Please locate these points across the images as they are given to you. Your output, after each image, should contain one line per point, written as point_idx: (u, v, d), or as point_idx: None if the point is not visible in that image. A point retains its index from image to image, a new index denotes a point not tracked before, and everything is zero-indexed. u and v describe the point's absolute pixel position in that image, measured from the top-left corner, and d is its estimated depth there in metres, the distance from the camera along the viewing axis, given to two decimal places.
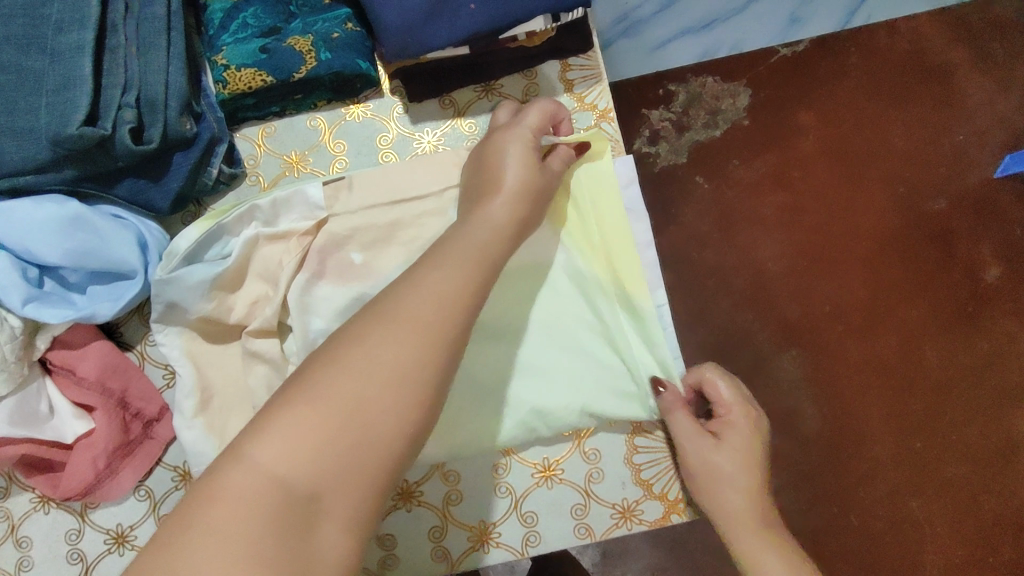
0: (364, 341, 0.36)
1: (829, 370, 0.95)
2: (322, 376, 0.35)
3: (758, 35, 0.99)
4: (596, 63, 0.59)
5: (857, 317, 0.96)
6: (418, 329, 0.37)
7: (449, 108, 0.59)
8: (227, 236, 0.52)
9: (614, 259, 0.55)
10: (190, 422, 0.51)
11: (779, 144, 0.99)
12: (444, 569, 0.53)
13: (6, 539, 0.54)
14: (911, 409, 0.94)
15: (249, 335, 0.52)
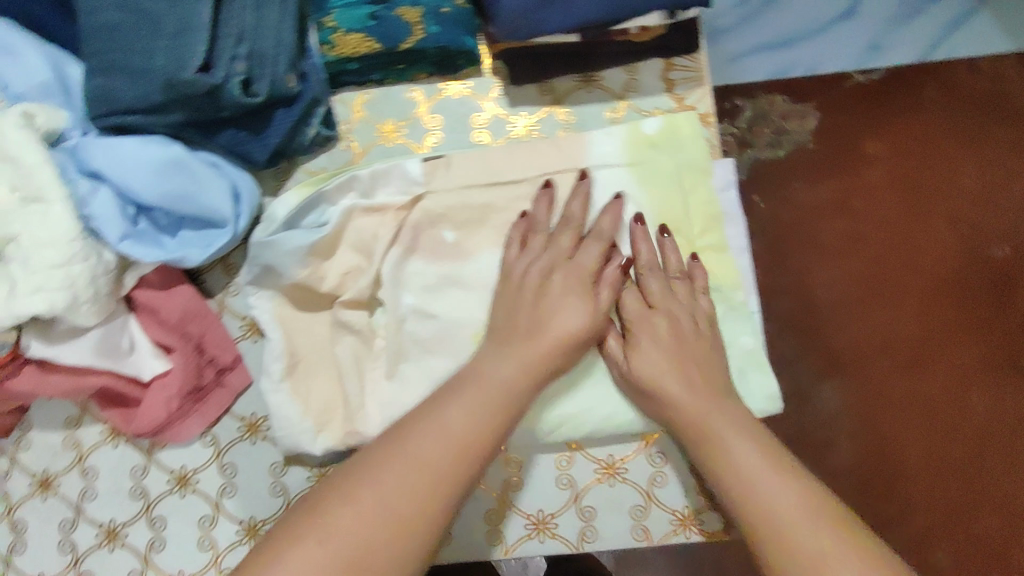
0: (388, 463, 0.41)
1: (871, 407, 0.87)
2: (364, 474, 0.41)
3: (833, 58, 0.89)
4: (701, 65, 0.57)
5: (906, 355, 0.87)
6: (449, 436, 0.43)
7: (547, 94, 0.58)
8: (324, 205, 0.53)
9: (714, 261, 0.55)
10: (278, 384, 0.52)
11: (845, 172, 0.90)
12: (497, 553, 0.54)
13: (73, 468, 0.55)
14: (952, 458, 0.86)
15: (341, 305, 0.53)
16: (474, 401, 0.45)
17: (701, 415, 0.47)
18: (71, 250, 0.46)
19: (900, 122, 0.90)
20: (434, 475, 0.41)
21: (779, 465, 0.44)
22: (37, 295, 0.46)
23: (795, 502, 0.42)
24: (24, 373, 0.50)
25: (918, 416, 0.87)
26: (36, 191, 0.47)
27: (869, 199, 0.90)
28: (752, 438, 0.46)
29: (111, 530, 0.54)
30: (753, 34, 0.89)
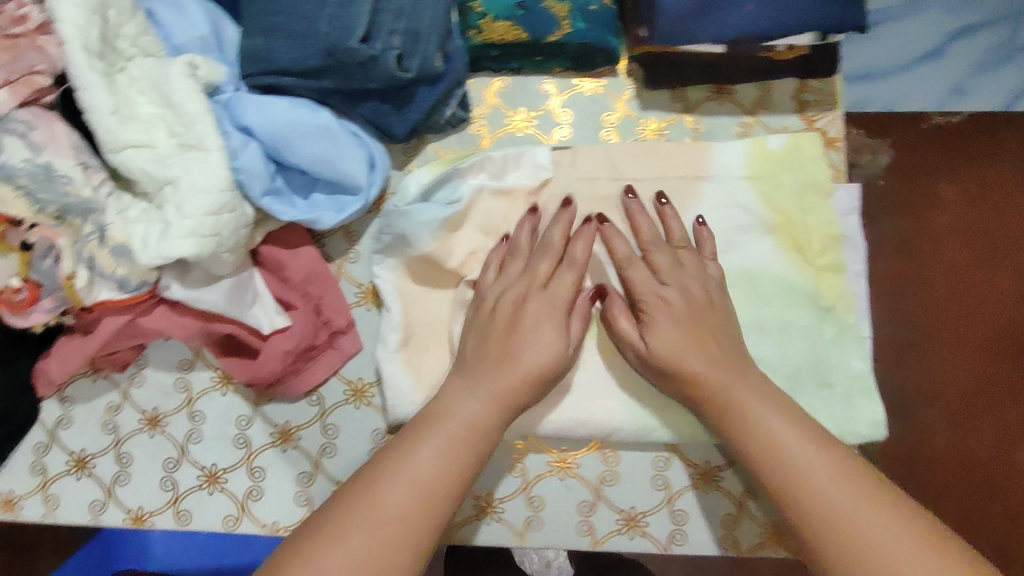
0: (424, 435, 0.44)
1: (919, 451, 0.72)
2: (394, 465, 0.42)
3: (922, 92, 0.72)
4: (835, 90, 0.58)
5: (988, 430, 0.72)
6: (461, 426, 0.44)
7: (679, 103, 0.58)
8: (456, 182, 0.54)
9: (827, 282, 0.55)
10: (393, 354, 0.54)
11: (916, 210, 0.73)
12: (586, 544, 0.54)
13: (181, 410, 0.57)
14: (996, 512, 0.73)
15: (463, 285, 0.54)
16: (492, 390, 0.46)
17: (726, 386, 0.47)
18: (222, 199, 0.48)
19: (960, 163, 0.74)
20: (452, 471, 0.42)
21: (817, 442, 0.43)
22: (188, 238, 0.47)
23: (838, 473, 0.41)
24: (157, 312, 0.52)
25: (954, 467, 0.72)
26: (194, 139, 0.48)
27: (935, 242, 0.73)
28: (786, 413, 0.45)
29: (212, 474, 0.56)
30: (876, 46, 0.72)
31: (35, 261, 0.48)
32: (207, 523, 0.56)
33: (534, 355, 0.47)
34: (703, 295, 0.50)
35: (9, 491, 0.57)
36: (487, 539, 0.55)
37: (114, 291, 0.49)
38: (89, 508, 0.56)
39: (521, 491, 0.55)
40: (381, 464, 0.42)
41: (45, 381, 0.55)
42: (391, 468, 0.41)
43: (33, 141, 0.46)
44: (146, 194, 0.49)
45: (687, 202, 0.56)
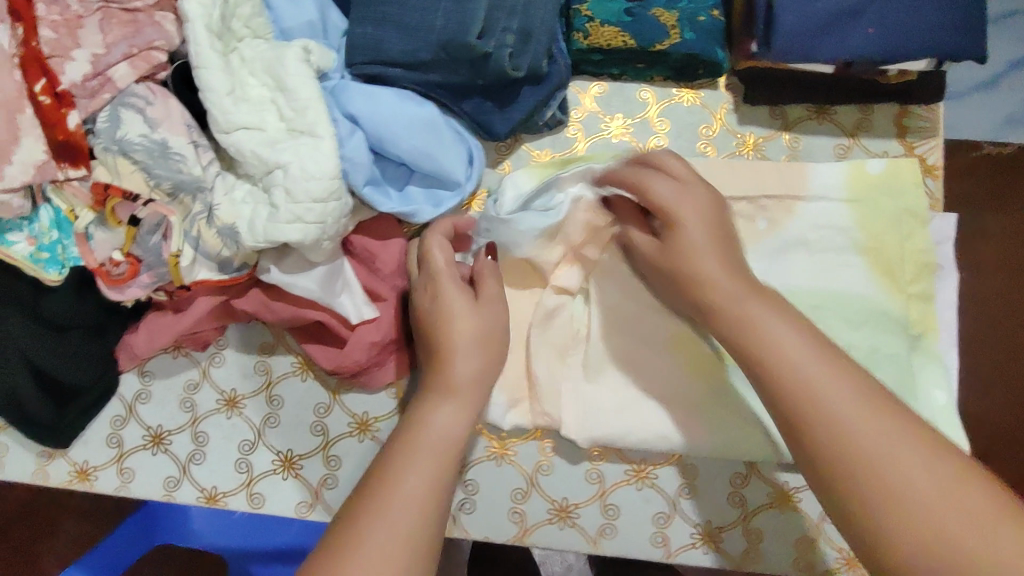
0: (401, 470, 0.39)
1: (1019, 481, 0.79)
2: (364, 523, 0.37)
3: (971, 124, 0.79)
4: (937, 117, 0.57)
5: None
6: (441, 448, 0.41)
7: (778, 119, 0.58)
8: (555, 190, 0.53)
9: (920, 309, 0.55)
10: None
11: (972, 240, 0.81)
12: (659, 555, 0.55)
13: (260, 392, 0.57)
14: None
15: (552, 288, 0.54)
16: (463, 405, 0.44)
17: (738, 298, 0.42)
18: (331, 186, 0.47)
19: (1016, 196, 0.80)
20: (439, 494, 0.39)
21: (843, 366, 0.37)
22: (295, 223, 0.47)
23: (826, 369, 0.37)
24: (250, 295, 0.52)
25: None
26: (305, 126, 0.48)
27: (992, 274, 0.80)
28: (791, 321, 0.40)
29: (288, 459, 0.56)
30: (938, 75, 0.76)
31: (140, 236, 0.48)
32: (280, 507, 0.56)
33: (472, 368, 0.45)
34: (721, 226, 0.45)
35: (85, 462, 0.57)
36: (560, 543, 0.55)
37: (212, 272, 0.49)
38: (163, 484, 0.57)
39: (597, 498, 0.55)
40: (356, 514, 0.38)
41: (128, 354, 0.55)
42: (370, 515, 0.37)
43: (150, 117, 0.46)
44: (252, 176, 0.49)
45: (782, 220, 0.56)
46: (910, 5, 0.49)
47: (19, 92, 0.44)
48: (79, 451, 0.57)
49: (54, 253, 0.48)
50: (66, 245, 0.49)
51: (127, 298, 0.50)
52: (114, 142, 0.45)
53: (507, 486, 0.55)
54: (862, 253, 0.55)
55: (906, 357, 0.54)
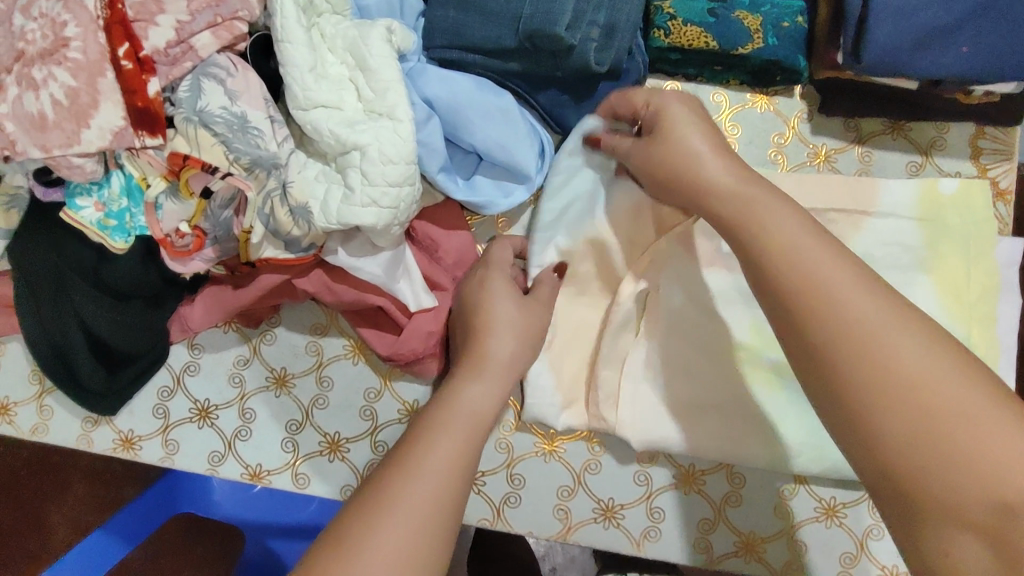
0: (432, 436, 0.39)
1: None
2: (396, 480, 0.36)
3: None
4: (1013, 140, 0.57)
5: None
6: (473, 414, 0.42)
7: (853, 132, 0.57)
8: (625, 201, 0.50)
9: (983, 334, 0.55)
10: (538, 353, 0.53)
11: None
12: (701, 561, 0.54)
13: (310, 373, 0.56)
14: None
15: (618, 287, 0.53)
16: (493, 381, 0.45)
17: (777, 224, 0.37)
18: (407, 171, 0.47)
19: None
20: (471, 454, 0.40)
21: (862, 279, 0.34)
22: (369, 206, 0.47)
23: (878, 308, 0.33)
24: (312, 276, 0.51)
25: None
26: (384, 109, 0.47)
27: None
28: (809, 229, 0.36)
29: (334, 442, 0.55)
30: None
31: (211, 209, 0.47)
32: (324, 489, 0.55)
33: (506, 347, 0.47)
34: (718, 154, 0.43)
35: (131, 430, 0.57)
36: (603, 543, 0.54)
37: (279, 250, 0.49)
38: (207, 458, 0.56)
39: (643, 501, 0.54)
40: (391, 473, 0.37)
41: (181, 325, 0.55)
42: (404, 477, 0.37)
43: (230, 89, 0.45)
44: (326, 155, 0.48)
45: (849, 234, 0.55)
46: (1008, 25, 0.48)
47: (101, 55, 0.43)
48: (125, 418, 0.57)
49: (122, 221, 0.47)
50: (134, 214, 0.48)
51: (189, 271, 0.50)
52: (195, 113, 0.45)
53: (554, 484, 0.54)
54: (927, 273, 0.55)
55: None
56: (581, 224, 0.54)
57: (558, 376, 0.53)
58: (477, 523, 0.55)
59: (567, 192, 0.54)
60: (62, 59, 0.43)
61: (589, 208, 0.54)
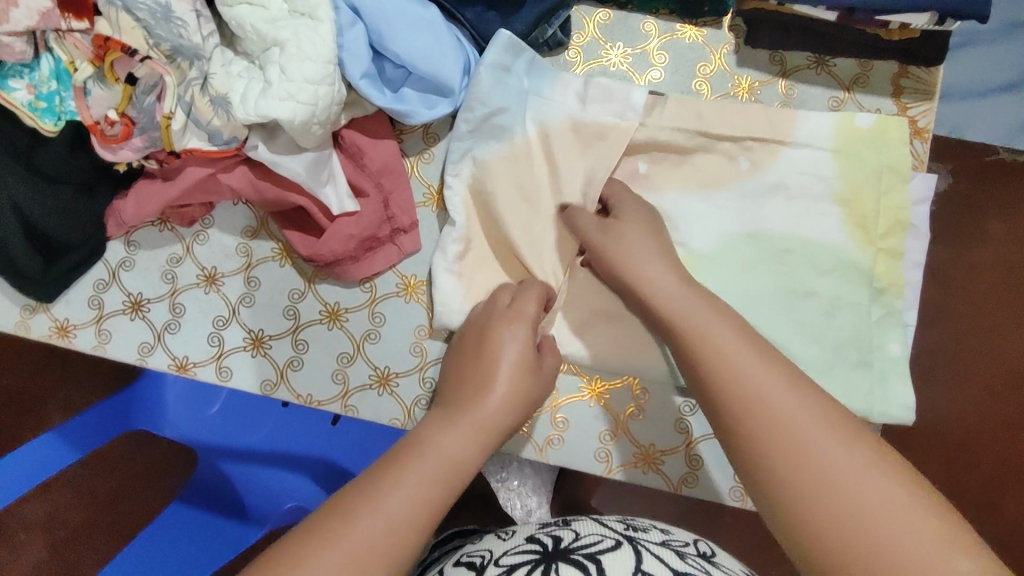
0: (397, 479, 0.40)
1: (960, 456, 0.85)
2: (353, 511, 0.38)
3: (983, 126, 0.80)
4: (935, 80, 0.58)
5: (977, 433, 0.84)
6: (441, 463, 0.42)
7: (777, 65, 0.59)
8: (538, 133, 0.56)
9: (890, 267, 0.56)
10: (451, 264, 0.56)
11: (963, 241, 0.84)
12: (601, 470, 0.57)
13: (239, 273, 0.59)
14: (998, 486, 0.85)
15: (533, 204, 0.56)
16: (468, 428, 0.45)
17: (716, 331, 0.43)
18: (324, 71, 0.49)
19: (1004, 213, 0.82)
20: (451, 483, 0.42)
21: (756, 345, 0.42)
22: (287, 101, 0.48)
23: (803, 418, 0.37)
24: (237, 172, 0.54)
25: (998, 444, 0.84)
26: (305, 8, 0.49)
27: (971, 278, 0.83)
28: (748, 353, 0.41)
29: (258, 339, 0.58)
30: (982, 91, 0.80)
31: (137, 97, 0.50)
32: (246, 382, 0.58)
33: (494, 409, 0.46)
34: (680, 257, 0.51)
35: (67, 319, 0.59)
36: (507, 447, 0.57)
37: (203, 142, 0.51)
38: (137, 348, 0.59)
39: (550, 410, 0.57)
40: (335, 512, 0.38)
41: (117, 220, 0.57)
42: (348, 515, 0.37)
43: None
44: (250, 54, 0.50)
45: (765, 162, 0.57)
46: None
47: None
48: (62, 308, 0.59)
49: (52, 103, 0.50)
50: (64, 98, 0.50)
51: (119, 160, 0.52)
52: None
53: None
54: (840, 205, 0.56)
55: (865, 309, 0.56)
56: (501, 137, 0.56)
57: (469, 288, 0.56)
58: (389, 422, 0.58)
59: (489, 104, 0.55)
60: None
61: (510, 120, 0.56)
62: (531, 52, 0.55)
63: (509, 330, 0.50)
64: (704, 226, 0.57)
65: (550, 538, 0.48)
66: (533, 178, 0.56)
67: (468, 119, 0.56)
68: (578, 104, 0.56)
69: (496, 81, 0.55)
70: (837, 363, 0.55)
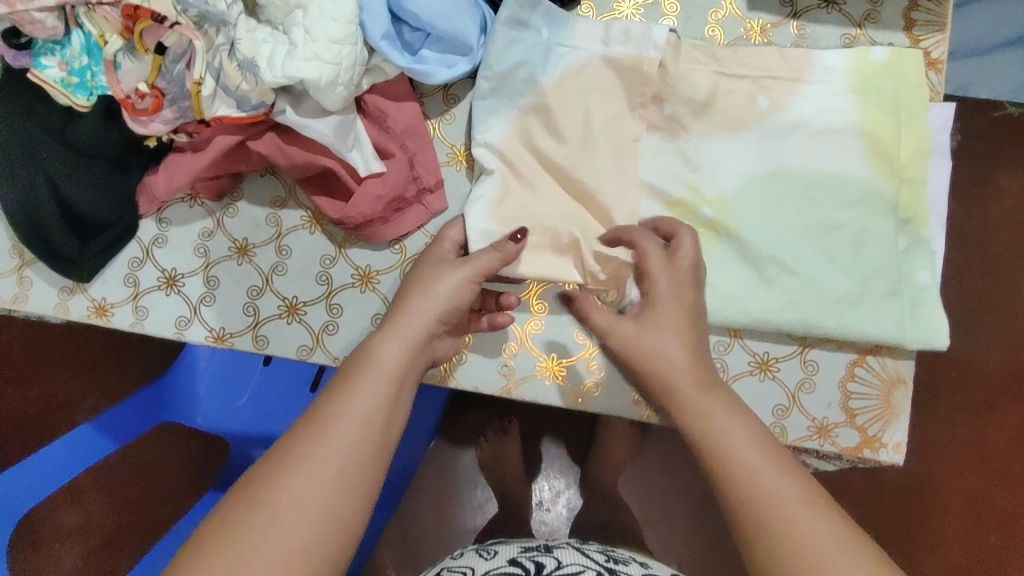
0: (358, 381, 0.43)
1: (963, 409, 0.91)
2: (328, 415, 0.41)
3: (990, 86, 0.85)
4: (946, 12, 0.58)
5: (976, 387, 0.91)
6: (386, 369, 0.44)
7: (788, 6, 0.60)
8: (557, 81, 0.57)
9: (913, 194, 0.56)
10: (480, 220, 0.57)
11: (963, 195, 0.92)
12: (639, 414, 0.57)
13: (270, 243, 0.60)
14: (997, 437, 0.91)
15: (557, 154, 0.57)
16: (407, 336, 0.46)
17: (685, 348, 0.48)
18: (348, 30, 0.50)
19: (1005, 169, 0.91)
20: (408, 364, 0.45)
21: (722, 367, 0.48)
22: (313, 61, 0.50)
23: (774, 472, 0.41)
24: (265, 138, 0.55)
25: (995, 397, 0.91)
26: None
27: (984, 229, 0.91)
28: (734, 412, 0.45)
29: (293, 306, 0.59)
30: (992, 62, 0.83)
31: (166, 66, 0.51)
32: (282, 349, 0.59)
33: (418, 298, 0.48)
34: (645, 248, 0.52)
35: (104, 298, 0.60)
36: (544, 396, 0.58)
37: (231, 109, 0.52)
38: (174, 322, 0.60)
39: (585, 357, 0.58)
40: (288, 455, 0.39)
41: (148, 196, 0.58)
42: (299, 456, 0.39)
43: None
44: (273, 21, 0.51)
45: (784, 99, 0.57)
46: None
47: None
48: (98, 288, 0.60)
49: (84, 79, 0.52)
50: (95, 72, 0.52)
51: (150, 133, 0.53)
52: None
53: (498, 341, 0.58)
54: (861, 137, 0.56)
55: (893, 239, 0.56)
56: (523, 92, 0.57)
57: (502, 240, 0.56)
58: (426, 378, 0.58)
59: (508, 56, 0.57)
60: None
61: (529, 70, 0.57)
62: (546, 5, 0.57)
63: (423, 259, 0.52)
64: (727, 165, 0.57)
65: (533, 563, 0.52)
66: (554, 128, 0.57)
67: (491, 76, 0.57)
68: (600, 51, 0.57)
69: (517, 40, 0.57)
70: (867, 293, 0.55)
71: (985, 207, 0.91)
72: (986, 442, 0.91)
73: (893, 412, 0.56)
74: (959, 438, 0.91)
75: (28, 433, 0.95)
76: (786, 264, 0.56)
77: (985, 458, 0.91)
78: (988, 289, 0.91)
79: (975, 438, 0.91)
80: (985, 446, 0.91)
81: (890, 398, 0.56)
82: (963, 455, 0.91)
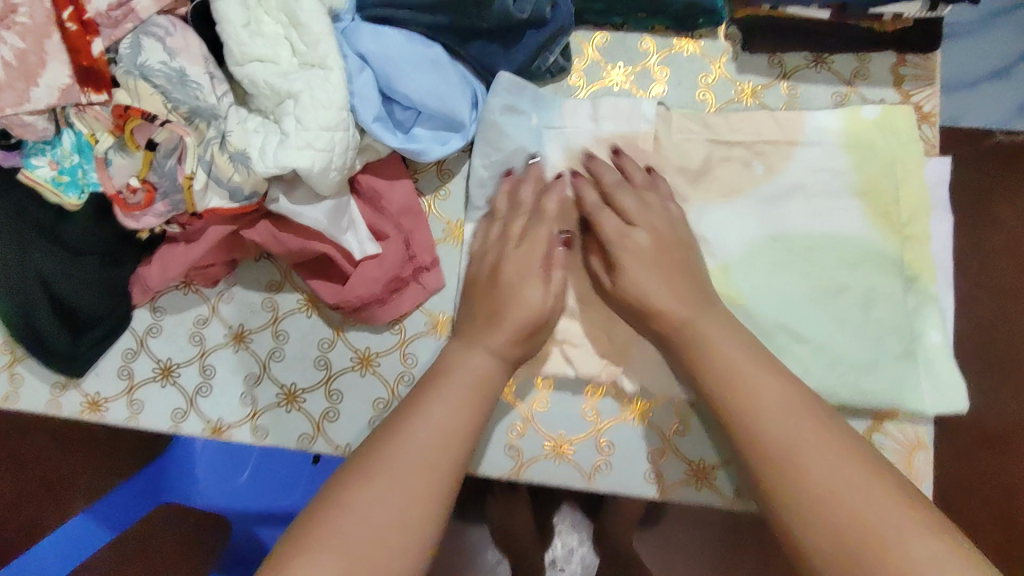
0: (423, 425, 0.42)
1: (984, 450, 0.89)
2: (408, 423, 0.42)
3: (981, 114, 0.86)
4: (933, 65, 0.59)
5: (992, 426, 0.89)
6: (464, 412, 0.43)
7: (777, 67, 0.60)
8: (551, 156, 0.57)
9: (917, 251, 0.55)
10: None
11: (964, 229, 0.91)
12: (653, 491, 0.55)
13: (267, 328, 0.59)
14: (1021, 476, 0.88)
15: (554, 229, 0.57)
16: (464, 392, 0.45)
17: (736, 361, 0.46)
18: (338, 117, 0.49)
19: (1007, 201, 0.89)
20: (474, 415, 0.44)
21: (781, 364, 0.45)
22: (306, 150, 0.49)
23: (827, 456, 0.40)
24: (259, 226, 0.54)
25: (1014, 436, 0.88)
26: (315, 59, 0.50)
27: (990, 263, 0.90)
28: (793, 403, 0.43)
29: (291, 393, 0.57)
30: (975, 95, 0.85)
31: (157, 161, 0.50)
32: (283, 439, 0.57)
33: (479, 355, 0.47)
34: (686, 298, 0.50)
35: (98, 393, 0.59)
36: (555, 477, 0.56)
37: (223, 201, 0.51)
38: (171, 416, 0.58)
39: (594, 434, 0.56)
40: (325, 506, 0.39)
41: (141, 286, 0.57)
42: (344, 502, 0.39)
43: (169, 47, 0.49)
44: (265, 110, 0.51)
45: (779, 163, 0.56)
46: None
47: (47, 18, 0.48)
48: (91, 382, 0.59)
49: (75, 176, 0.51)
50: (86, 170, 0.51)
51: (142, 227, 0.52)
52: (135, 68, 0.49)
53: (503, 422, 0.56)
54: (859, 197, 0.56)
55: (902, 297, 0.55)
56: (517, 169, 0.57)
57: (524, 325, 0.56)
58: None
59: (500, 133, 0.56)
60: (9, 24, 0.48)
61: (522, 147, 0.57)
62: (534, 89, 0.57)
63: None
64: (727, 232, 0.56)
65: None
66: None
67: (485, 153, 0.57)
68: (592, 124, 0.57)
69: (508, 114, 0.56)
70: (882, 357, 0.54)
71: (988, 241, 0.90)
72: (1010, 483, 0.88)
73: (916, 477, 0.54)
74: (981, 480, 0.89)
75: (23, 523, 0.93)
76: (796, 330, 0.54)
77: (1009, 499, 0.88)
78: (999, 326, 0.89)
79: (997, 478, 0.88)
80: (1008, 487, 0.88)
81: (911, 463, 0.54)
82: (987, 496, 0.89)
